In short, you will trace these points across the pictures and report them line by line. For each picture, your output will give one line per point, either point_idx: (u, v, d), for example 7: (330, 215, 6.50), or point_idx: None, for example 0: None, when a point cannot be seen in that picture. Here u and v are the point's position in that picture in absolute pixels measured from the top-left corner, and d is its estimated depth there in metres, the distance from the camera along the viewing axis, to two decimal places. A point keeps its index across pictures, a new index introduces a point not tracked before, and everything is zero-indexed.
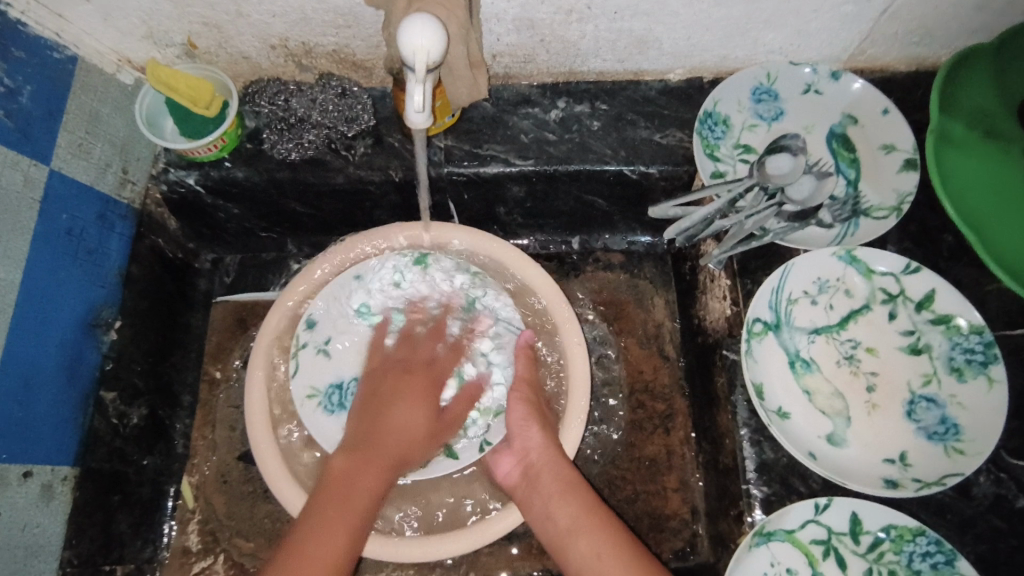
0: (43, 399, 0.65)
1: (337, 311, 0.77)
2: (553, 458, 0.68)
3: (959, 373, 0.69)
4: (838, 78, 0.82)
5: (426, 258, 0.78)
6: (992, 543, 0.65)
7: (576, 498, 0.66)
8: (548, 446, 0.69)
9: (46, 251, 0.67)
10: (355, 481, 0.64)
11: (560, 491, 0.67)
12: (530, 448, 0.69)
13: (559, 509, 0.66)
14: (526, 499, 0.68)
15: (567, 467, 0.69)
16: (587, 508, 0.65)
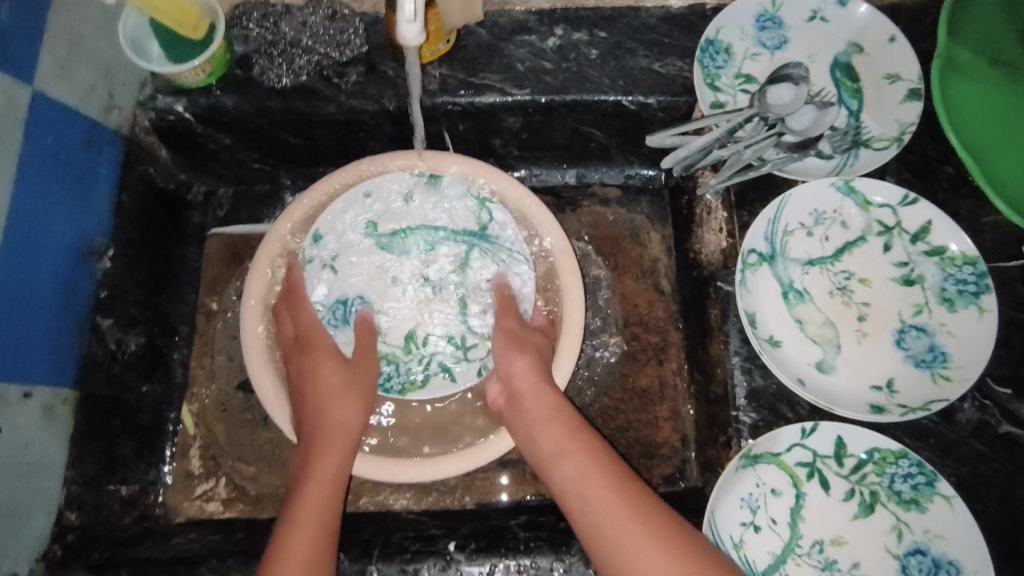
0: (39, 321, 0.65)
1: (345, 230, 0.78)
2: (541, 387, 0.69)
3: (950, 304, 0.70)
4: (844, 4, 0.80)
5: (439, 179, 0.79)
6: (973, 466, 0.67)
7: (562, 424, 0.67)
8: (537, 373, 0.70)
9: (34, 175, 0.66)
10: (324, 423, 0.69)
11: (547, 416, 0.67)
12: (514, 374, 0.70)
13: (544, 434, 0.66)
14: (515, 424, 0.69)
15: (552, 393, 0.70)
16: (571, 434, 0.66)
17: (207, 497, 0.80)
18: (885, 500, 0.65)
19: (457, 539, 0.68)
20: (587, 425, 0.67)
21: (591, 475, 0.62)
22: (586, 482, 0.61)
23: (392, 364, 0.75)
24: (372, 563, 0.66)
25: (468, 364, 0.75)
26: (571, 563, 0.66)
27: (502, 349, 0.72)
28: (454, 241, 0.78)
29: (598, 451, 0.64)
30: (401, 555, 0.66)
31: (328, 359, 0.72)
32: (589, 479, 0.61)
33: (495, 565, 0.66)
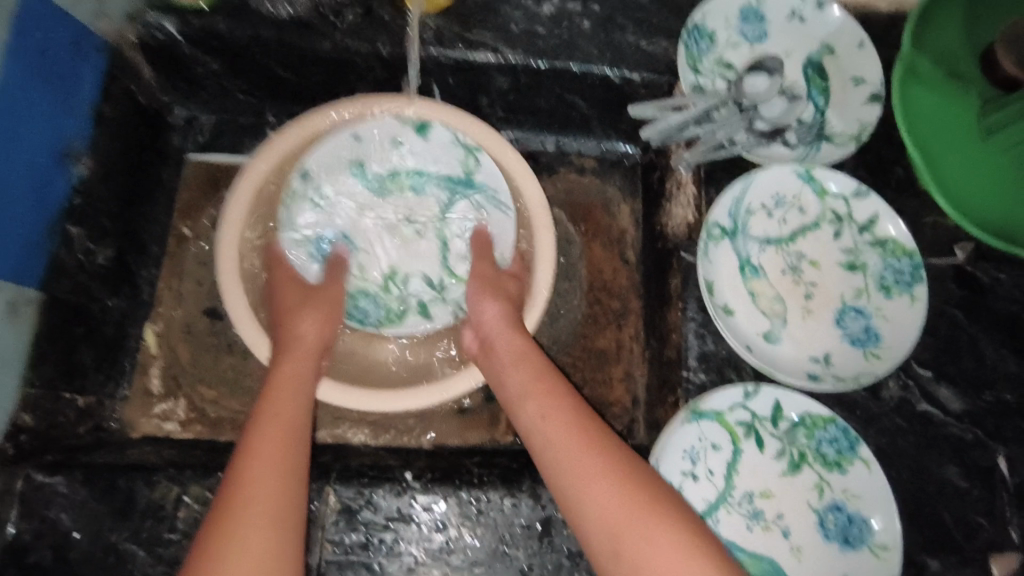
0: (10, 215, 0.65)
1: (332, 167, 0.80)
2: (506, 332, 0.73)
3: (887, 290, 0.76)
4: (823, 9, 0.85)
5: (428, 125, 0.80)
6: (891, 437, 0.73)
7: (527, 366, 0.70)
8: (501, 321, 0.74)
9: (18, 68, 0.65)
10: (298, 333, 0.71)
11: (513, 360, 0.71)
12: (484, 319, 0.75)
13: (511, 377, 0.70)
14: (487, 371, 0.73)
15: (520, 339, 0.72)
16: (537, 375, 0.69)
17: (165, 416, 0.81)
18: (811, 461, 0.71)
19: (414, 469, 0.71)
20: (552, 366, 0.70)
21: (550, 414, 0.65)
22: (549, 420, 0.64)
23: (370, 299, 0.81)
24: (330, 483, 0.68)
25: (443, 304, 0.81)
26: (521, 498, 0.70)
27: (476, 295, 0.77)
28: (439, 185, 0.82)
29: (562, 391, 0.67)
30: (359, 479, 0.69)
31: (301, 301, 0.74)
32: (555, 416, 0.64)
33: (448, 495, 0.69)
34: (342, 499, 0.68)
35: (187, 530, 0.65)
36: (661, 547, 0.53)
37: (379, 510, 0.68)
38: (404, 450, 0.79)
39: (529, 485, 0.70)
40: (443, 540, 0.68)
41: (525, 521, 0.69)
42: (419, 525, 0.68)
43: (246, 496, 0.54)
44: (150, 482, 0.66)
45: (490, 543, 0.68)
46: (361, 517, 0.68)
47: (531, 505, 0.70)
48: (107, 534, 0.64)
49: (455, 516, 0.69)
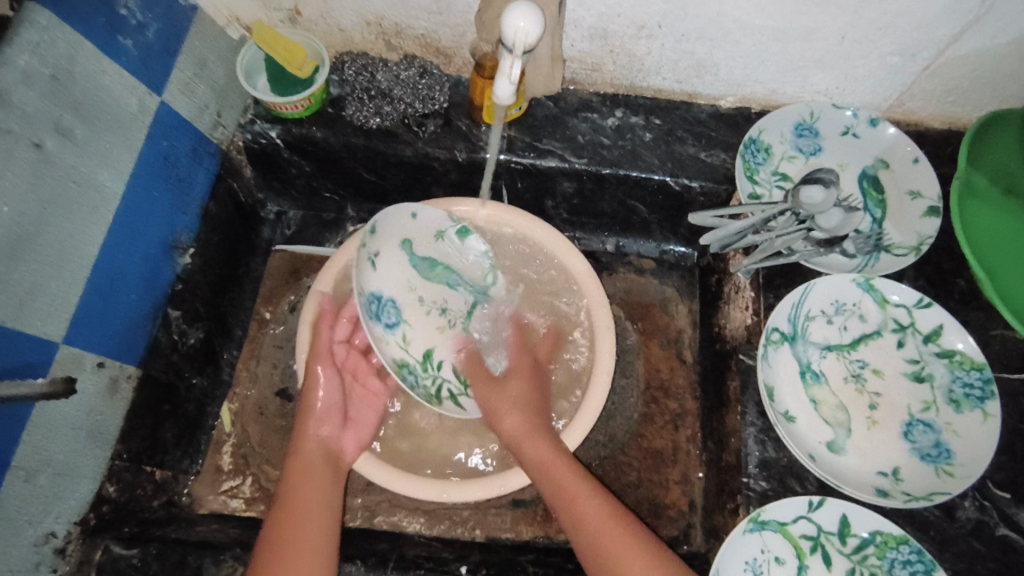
0: (124, 300, 0.72)
1: (394, 231, 0.82)
2: (531, 437, 0.74)
3: (956, 404, 0.75)
4: (875, 124, 0.88)
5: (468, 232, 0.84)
6: (970, 563, 0.69)
7: (537, 469, 0.73)
8: (523, 425, 0.76)
9: (146, 171, 0.74)
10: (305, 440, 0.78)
11: (531, 461, 0.74)
12: (502, 423, 0.77)
13: (529, 477, 0.74)
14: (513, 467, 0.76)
15: (542, 438, 0.75)
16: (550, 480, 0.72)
17: (232, 493, 0.85)
18: None
19: (468, 563, 0.73)
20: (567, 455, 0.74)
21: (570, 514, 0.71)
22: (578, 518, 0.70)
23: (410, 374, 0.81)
24: (388, 573, 0.70)
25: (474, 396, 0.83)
26: None
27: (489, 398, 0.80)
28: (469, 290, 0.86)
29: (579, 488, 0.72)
30: (415, 570, 0.70)
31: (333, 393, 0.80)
32: (587, 520, 0.69)
33: None
34: None
35: None
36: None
37: None
38: (459, 545, 0.78)
39: None
40: None
41: None
42: None
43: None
44: (216, 560, 0.69)
45: None
46: None
47: None
48: None
49: None
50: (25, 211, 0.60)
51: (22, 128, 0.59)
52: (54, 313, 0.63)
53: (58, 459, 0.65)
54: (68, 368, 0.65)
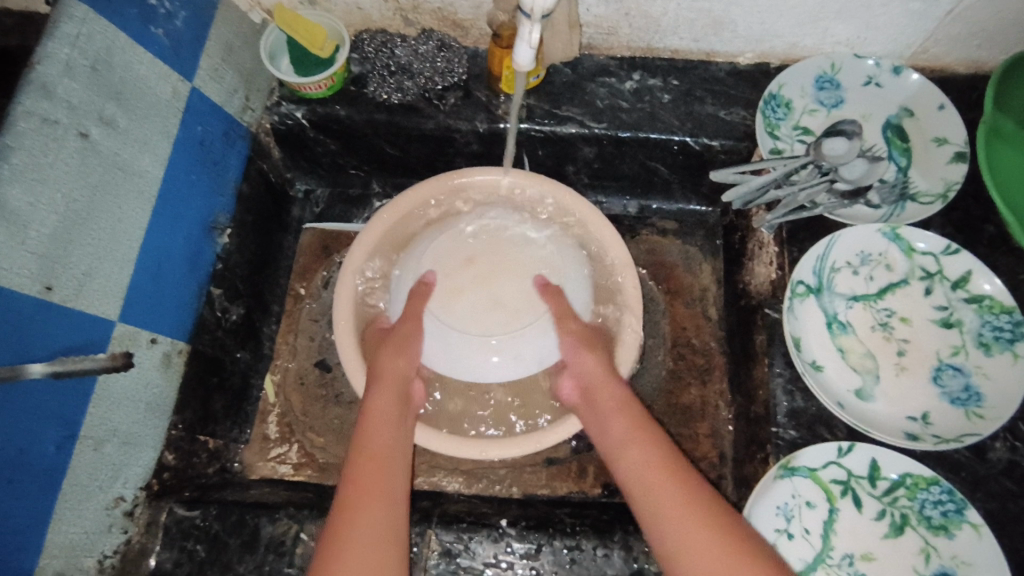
0: (171, 279, 0.76)
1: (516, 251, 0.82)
2: (603, 382, 0.76)
3: (986, 347, 0.75)
4: (899, 73, 0.87)
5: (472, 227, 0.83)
6: (1002, 502, 0.70)
7: (629, 417, 0.73)
8: (600, 370, 0.77)
9: (183, 155, 0.77)
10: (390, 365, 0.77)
11: (617, 409, 0.74)
12: (585, 370, 0.77)
13: (614, 426, 0.72)
14: (589, 417, 0.76)
15: (621, 388, 0.76)
16: (637, 426, 0.71)
17: (280, 459, 0.90)
18: (914, 523, 0.69)
19: (509, 516, 0.75)
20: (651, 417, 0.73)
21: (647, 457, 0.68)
22: (649, 467, 0.67)
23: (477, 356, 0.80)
24: (432, 526, 0.72)
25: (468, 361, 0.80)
26: (613, 549, 0.71)
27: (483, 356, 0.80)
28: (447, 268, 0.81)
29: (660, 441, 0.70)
30: (458, 524, 0.73)
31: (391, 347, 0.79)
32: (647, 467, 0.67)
33: (542, 543, 0.72)
34: (444, 543, 0.72)
35: (303, 566, 0.71)
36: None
37: (476, 557, 0.71)
38: (497, 499, 0.82)
39: (621, 536, 0.72)
40: None
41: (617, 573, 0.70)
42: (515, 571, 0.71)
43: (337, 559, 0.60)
44: (272, 518, 0.73)
45: None
46: (461, 561, 0.71)
47: (623, 557, 0.71)
48: (235, 566, 0.71)
49: (548, 564, 0.71)
50: (77, 198, 0.63)
51: (69, 118, 0.62)
52: (109, 293, 0.67)
53: (123, 428, 0.69)
54: (126, 344, 0.69)
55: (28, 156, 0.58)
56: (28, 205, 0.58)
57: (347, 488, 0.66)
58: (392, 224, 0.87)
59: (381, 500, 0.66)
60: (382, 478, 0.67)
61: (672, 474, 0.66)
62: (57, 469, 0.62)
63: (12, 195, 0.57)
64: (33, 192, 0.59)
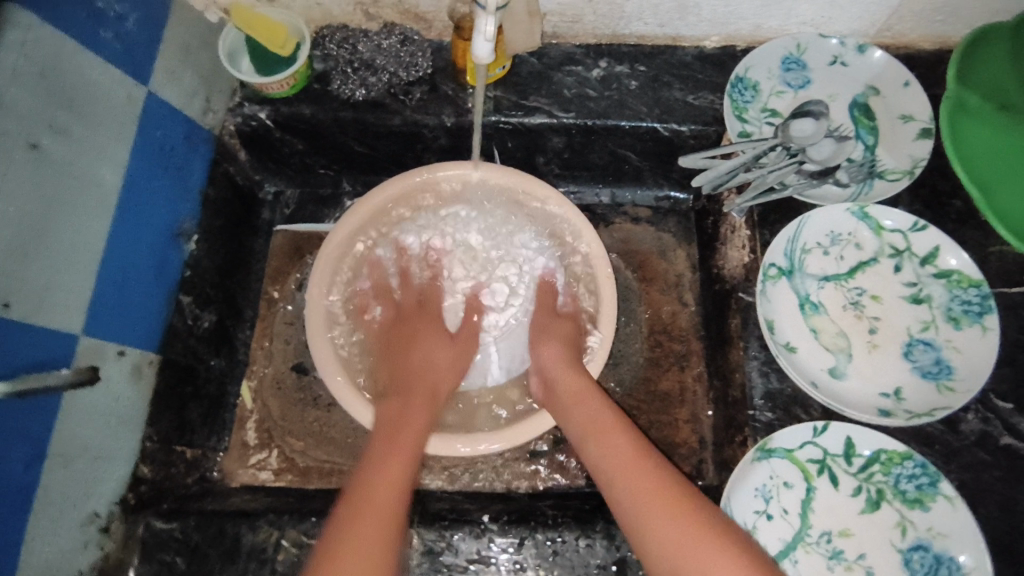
0: (137, 289, 0.74)
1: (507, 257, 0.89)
2: (563, 371, 0.77)
3: (956, 321, 0.76)
4: (863, 51, 0.88)
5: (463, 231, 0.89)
6: (975, 472, 0.71)
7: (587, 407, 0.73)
8: (560, 357, 0.79)
9: (143, 162, 0.76)
10: (431, 367, 0.81)
11: (572, 400, 0.74)
12: (544, 362, 0.79)
13: (573, 415, 0.73)
14: (550, 407, 0.77)
15: (577, 375, 0.76)
16: (598, 419, 0.72)
17: (260, 466, 0.89)
18: (890, 498, 0.70)
19: (491, 511, 0.74)
20: (609, 403, 0.74)
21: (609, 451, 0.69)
22: (625, 457, 0.67)
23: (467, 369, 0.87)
24: (413, 525, 0.72)
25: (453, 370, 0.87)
26: (595, 539, 0.71)
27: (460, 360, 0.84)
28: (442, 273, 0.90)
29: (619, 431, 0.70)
30: (440, 522, 0.72)
31: (417, 356, 0.82)
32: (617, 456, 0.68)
33: (525, 537, 0.72)
34: (426, 541, 0.71)
35: (286, 572, 0.70)
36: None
37: (459, 553, 0.71)
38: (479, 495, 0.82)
39: (603, 526, 0.72)
40: None
41: (600, 562, 0.71)
42: (499, 566, 0.71)
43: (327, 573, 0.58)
44: (252, 526, 0.72)
45: None
46: (444, 559, 0.71)
47: (606, 546, 0.71)
48: None
49: (532, 557, 0.71)
50: (31, 211, 0.61)
51: (18, 129, 0.60)
52: (71, 306, 0.65)
53: (94, 443, 0.68)
54: (92, 357, 0.68)
55: None
56: None
57: (353, 505, 0.64)
58: (357, 226, 0.85)
59: (387, 523, 0.63)
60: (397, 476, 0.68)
61: (651, 461, 0.66)
62: (27, 488, 0.61)
63: None
64: None
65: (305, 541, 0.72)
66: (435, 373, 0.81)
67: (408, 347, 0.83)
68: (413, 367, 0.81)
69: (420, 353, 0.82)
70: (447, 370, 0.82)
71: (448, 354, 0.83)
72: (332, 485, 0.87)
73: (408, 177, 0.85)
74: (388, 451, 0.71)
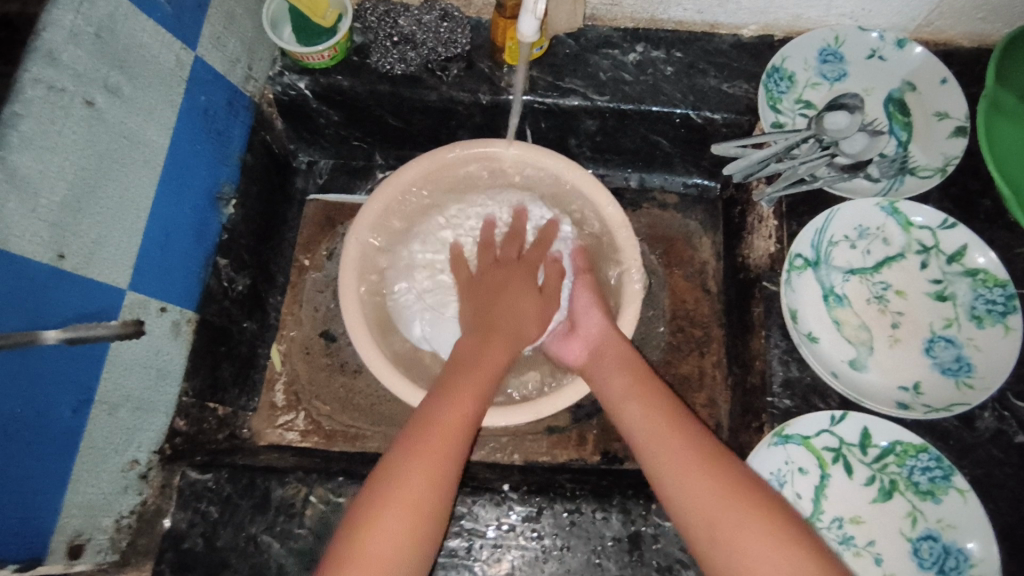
0: (178, 248, 0.77)
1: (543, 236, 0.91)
2: (611, 340, 0.78)
3: (979, 320, 0.76)
4: (902, 46, 0.88)
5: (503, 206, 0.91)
6: (988, 468, 0.72)
7: (630, 371, 0.74)
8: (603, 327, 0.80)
9: (189, 124, 0.78)
10: (511, 304, 0.80)
11: (617, 364, 0.75)
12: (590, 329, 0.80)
13: (614, 379, 0.74)
14: (589, 373, 0.78)
15: (625, 346, 0.78)
16: (638, 379, 0.73)
17: (287, 427, 0.92)
18: (903, 489, 0.72)
19: (511, 481, 0.77)
20: (650, 372, 0.75)
21: (654, 413, 0.69)
22: (647, 419, 0.69)
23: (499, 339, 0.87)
24: None
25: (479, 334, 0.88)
26: (611, 512, 0.74)
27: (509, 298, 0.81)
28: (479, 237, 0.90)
29: (657, 396, 0.71)
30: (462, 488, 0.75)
31: (502, 301, 0.80)
32: (651, 415, 0.69)
33: (544, 507, 0.74)
34: None
35: (313, 527, 0.73)
36: (755, 553, 0.57)
37: (479, 519, 0.74)
38: (498, 465, 0.85)
39: (619, 500, 0.74)
40: (538, 548, 0.73)
41: (615, 535, 0.73)
42: (516, 532, 0.73)
43: (378, 515, 0.59)
44: (282, 482, 0.75)
45: (583, 554, 0.72)
46: (465, 523, 0.74)
47: (621, 520, 0.73)
48: (247, 527, 0.73)
49: (549, 526, 0.73)
50: (85, 167, 0.63)
51: (75, 87, 0.62)
52: (119, 262, 0.68)
53: (135, 393, 0.71)
54: (136, 311, 0.71)
55: (36, 124, 0.58)
56: (38, 171, 0.58)
57: (422, 431, 0.64)
58: (400, 190, 0.87)
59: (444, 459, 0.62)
60: (456, 406, 0.67)
61: (676, 423, 0.67)
62: (73, 432, 0.64)
63: (22, 162, 0.57)
64: (43, 160, 0.59)
65: (332, 499, 0.75)
66: (517, 317, 0.79)
67: (494, 295, 0.81)
68: (496, 308, 0.80)
69: (508, 299, 0.81)
70: (533, 324, 0.80)
71: (533, 303, 0.81)
72: (356, 449, 0.90)
73: (445, 151, 0.87)
74: (453, 395, 0.68)
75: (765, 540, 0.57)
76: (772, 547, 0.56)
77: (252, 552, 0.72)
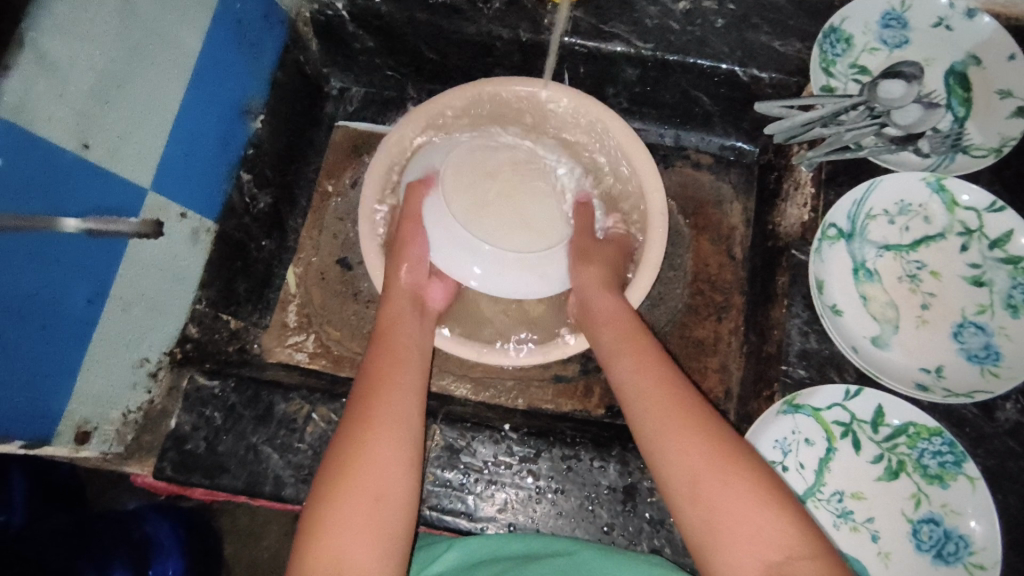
0: (202, 156, 0.76)
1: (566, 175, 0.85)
2: (606, 292, 0.77)
3: (1013, 309, 0.73)
4: (972, 17, 0.81)
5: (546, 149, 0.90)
6: (1002, 460, 0.70)
7: (624, 326, 0.73)
8: (602, 280, 0.78)
9: (221, 30, 0.76)
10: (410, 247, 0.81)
11: (610, 318, 0.74)
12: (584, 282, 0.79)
13: (606, 334, 0.73)
14: (584, 321, 0.78)
15: (617, 300, 0.76)
16: (629, 336, 0.71)
17: (297, 347, 0.93)
18: (910, 470, 0.70)
19: (513, 422, 0.77)
20: (647, 329, 0.73)
21: (640, 368, 0.67)
22: (639, 377, 0.67)
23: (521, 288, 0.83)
24: (437, 422, 0.75)
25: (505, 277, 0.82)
26: (609, 462, 0.73)
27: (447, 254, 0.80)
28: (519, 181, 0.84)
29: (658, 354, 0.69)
30: (462, 423, 0.76)
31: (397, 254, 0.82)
32: (640, 375, 0.67)
33: (543, 449, 0.74)
34: (447, 438, 0.75)
35: (313, 444, 0.74)
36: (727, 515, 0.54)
37: (476, 455, 0.74)
38: (501, 408, 0.86)
39: (619, 451, 0.74)
40: (532, 489, 0.73)
41: (610, 484, 0.73)
42: (511, 471, 0.73)
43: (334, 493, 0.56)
44: (286, 397, 0.76)
45: (576, 500, 0.72)
46: (462, 457, 0.74)
47: (618, 470, 0.73)
48: (249, 436, 0.74)
49: (545, 469, 0.73)
50: (114, 60, 0.62)
51: None
52: (144, 161, 0.68)
53: (150, 294, 0.72)
54: (156, 214, 0.71)
55: (69, 9, 0.57)
56: (69, 58, 0.58)
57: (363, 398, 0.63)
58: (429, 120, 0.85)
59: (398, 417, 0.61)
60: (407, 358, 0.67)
61: (665, 382, 0.65)
62: (87, 323, 0.64)
63: (52, 46, 0.56)
64: (74, 47, 0.58)
65: (333, 418, 0.76)
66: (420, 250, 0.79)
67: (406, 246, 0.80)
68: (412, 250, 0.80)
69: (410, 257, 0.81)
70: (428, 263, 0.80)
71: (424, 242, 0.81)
72: None
73: (486, 86, 0.84)
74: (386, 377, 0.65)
75: (744, 501, 0.54)
76: (749, 497, 0.55)
77: (251, 461, 0.73)
